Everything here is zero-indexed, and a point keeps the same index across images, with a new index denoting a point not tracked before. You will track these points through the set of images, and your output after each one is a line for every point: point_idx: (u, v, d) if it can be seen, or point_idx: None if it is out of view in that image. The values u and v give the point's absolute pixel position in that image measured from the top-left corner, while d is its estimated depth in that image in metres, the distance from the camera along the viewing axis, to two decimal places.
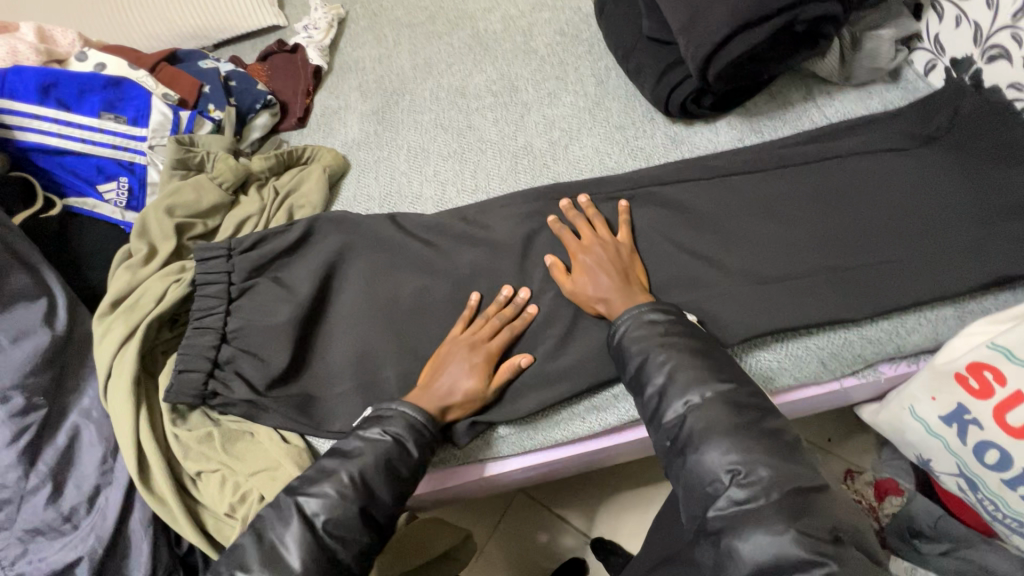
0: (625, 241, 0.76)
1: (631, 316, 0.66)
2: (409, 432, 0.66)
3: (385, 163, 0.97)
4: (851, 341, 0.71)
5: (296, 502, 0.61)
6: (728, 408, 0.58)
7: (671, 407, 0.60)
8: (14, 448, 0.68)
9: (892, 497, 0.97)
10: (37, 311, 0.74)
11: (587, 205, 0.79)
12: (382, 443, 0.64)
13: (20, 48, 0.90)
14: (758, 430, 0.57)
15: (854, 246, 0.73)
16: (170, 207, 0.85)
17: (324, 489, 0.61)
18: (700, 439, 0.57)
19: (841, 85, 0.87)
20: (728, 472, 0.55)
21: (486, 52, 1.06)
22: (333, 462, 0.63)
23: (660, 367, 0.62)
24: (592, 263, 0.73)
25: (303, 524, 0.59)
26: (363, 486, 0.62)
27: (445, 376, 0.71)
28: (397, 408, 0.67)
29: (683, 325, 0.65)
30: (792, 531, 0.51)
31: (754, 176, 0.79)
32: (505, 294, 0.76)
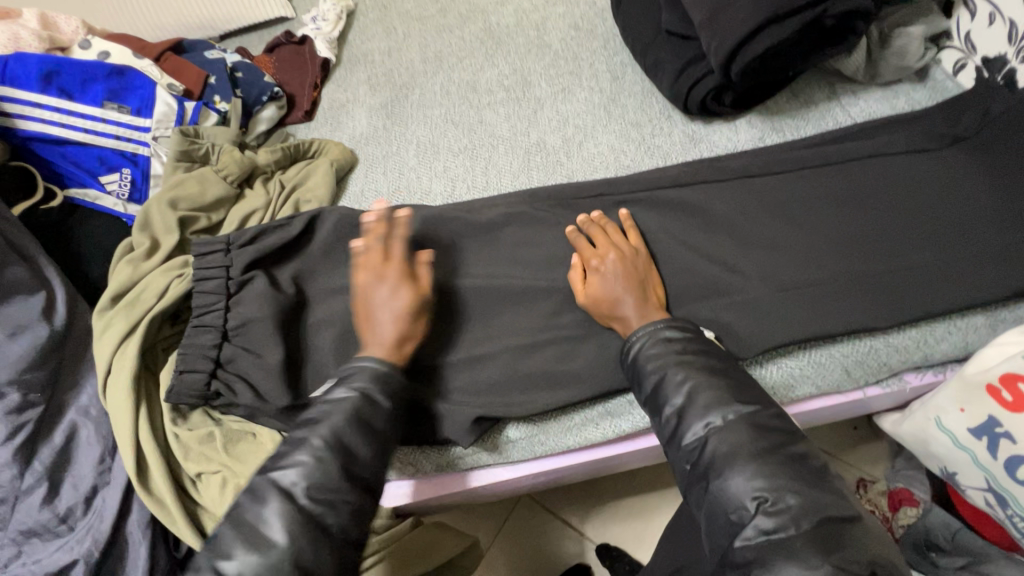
0: (642, 249, 0.73)
1: (647, 332, 0.64)
2: (375, 381, 0.60)
3: (394, 158, 0.95)
4: (877, 349, 0.69)
5: (269, 480, 0.53)
6: (752, 432, 0.56)
7: (691, 428, 0.58)
8: (9, 447, 0.66)
9: (906, 507, 0.96)
10: (34, 305, 0.72)
11: (600, 219, 0.75)
12: (348, 399, 0.58)
13: (22, 34, 0.88)
14: (785, 455, 0.54)
15: (880, 251, 0.70)
16: (173, 200, 0.82)
17: (298, 459, 0.54)
18: (723, 464, 0.55)
19: (866, 84, 0.84)
20: (755, 499, 0.52)
21: (498, 47, 1.03)
22: (301, 431, 0.56)
23: (678, 387, 0.60)
24: (607, 270, 0.70)
25: (286, 499, 0.52)
26: (340, 448, 0.55)
27: (375, 316, 0.66)
28: (355, 363, 0.61)
29: (701, 343, 0.64)
30: (828, 565, 0.47)
31: (774, 178, 0.77)
32: (371, 221, 0.73)
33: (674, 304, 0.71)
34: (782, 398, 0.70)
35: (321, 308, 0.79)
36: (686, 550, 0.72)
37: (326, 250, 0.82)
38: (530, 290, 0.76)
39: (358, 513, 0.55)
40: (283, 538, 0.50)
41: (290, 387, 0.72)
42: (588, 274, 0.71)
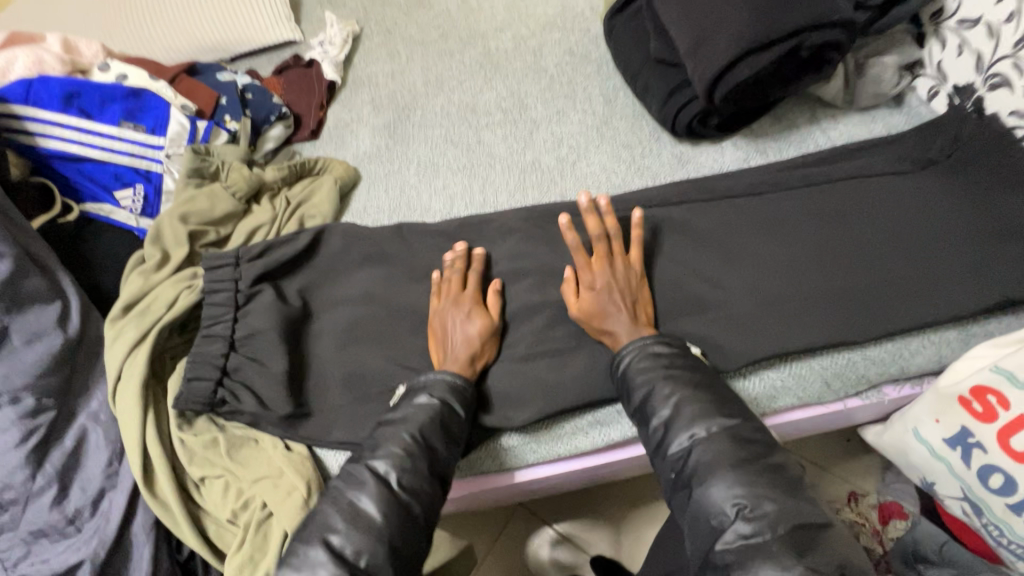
0: (636, 266, 0.75)
1: (636, 347, 0.67)
2: (452, 393, 0.68)
3: (396, 176, 0.99)
4: (855, 362, 0.72)
5: (365, 466, 0.62)
6: (733, 443, 0.59)
7: (676, 439, 0.61)
8: (22, 449, 0.69)
9: (896, 520, 0.97)
10: (50, 313, 0.75)
11: (605, 228, 0.76)
12: (431, 406, 0.66)
13: (46, 58, 0.93)
14: (761, 464, 0.57)
15: (857, 269, 0.74)
16: (184, 215, 0.86)
17: (390, 451, 0.63)
18: (705, 472, 0.58)
19: (845, 109, 0.88)
20: (734, 505, 0.55)
21: (497, 70, 1.08)
22: (388, 429, 0.65)
23: (665, 400, 0.63)
24: (600, 288, 0.72)
25: (379, 484, 0.60)
26: (424, 445, 0.64)
27: (450, 337, 0.74)
28: (433, 375, 0.69)
29: (687, 357, 0.67)
30: (801, 567, 0.50)
31: (757, 198, 0.81)
32: (450, 256, 0.80)
33: (661, 318, 0.75)
34: (764, 409, 0.72)
35: (324, 320, 0.83)
36: (675, 556, 0.74)
37: (330, 265, 0.86)
38: (524, 304, 0.79)
39: (355, 515, 0.58)
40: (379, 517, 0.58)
41: (292, 396, 0.76)
42: (580, 288, 0.74)
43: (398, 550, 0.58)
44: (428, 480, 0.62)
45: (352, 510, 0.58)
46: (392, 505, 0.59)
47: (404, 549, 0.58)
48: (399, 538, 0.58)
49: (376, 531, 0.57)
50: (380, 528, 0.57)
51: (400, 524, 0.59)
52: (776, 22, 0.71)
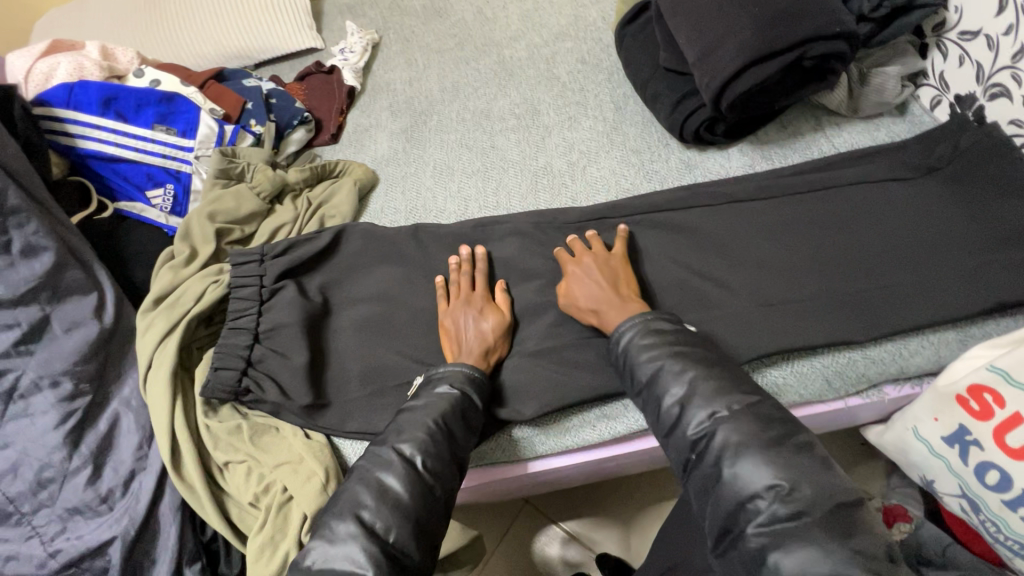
0: (618, 253, 0.80)
1: (638, 324, 0.70)
2: (470, 383, 0.71)
3: (412, 178, 1.03)
4: (855, 361, 0.74)
5: (392, 447, 0.64)
6: (756, 423, 0.60)
7: (694, 419, 0.62)
8: (61, 430, 0.73)
9: (901, 524, 0.96)
10: (88, 304, 0.80)
11: (593, 239, 0.82)
12: (452, 395, 0.69)
13: (85, 64, 0.98)
14: (790, 449, 0.58)
15: (858, 271, 0.76)
16: (212, 213, 0.91)
17: (414, 436, 0.64)
18: (735, 455, 0.58)
19: (850, 117, 0.90)
20: (770, 488, 0.55)
21: (511, 78, 1.12)
22: (411, 415, 0.67)
23: (677, 376, 0.65)
24: (581, 276, 0.77)
25: (404, 464, 0.62)
26: (446, 431, 0.66)
27: (462, 332, 0.77)
28: (451, 367, 0.72)
29: (688, 334, 0.69)
30: (845, 549, 0.51)
31: (762, 203, 0.83)
32: (455, 259, 0.84)
33: (668, 316, 0.77)
34: None
35: (344, 315, 0.87)
36: (679, 548, 0.76)
37: (350, 262, 0.90)
38: (535, 301, 0.82)
39: (382, 492, 0.61)
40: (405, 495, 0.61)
41: (312, 387, 0.79)
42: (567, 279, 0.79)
43: (422, 527, 0.61)
44: (450, 458, 0.65)
45: (379, 487, 0.61)
46: (418, 486, 0.62)
47: (432, 524, 0.62)
48: (423, 515, 0.61)
49: (403, 508, 0.60)
50: (407, 506, 0.60)
51: (423, 502, 0.61)
52: (780, 33, 0.74)
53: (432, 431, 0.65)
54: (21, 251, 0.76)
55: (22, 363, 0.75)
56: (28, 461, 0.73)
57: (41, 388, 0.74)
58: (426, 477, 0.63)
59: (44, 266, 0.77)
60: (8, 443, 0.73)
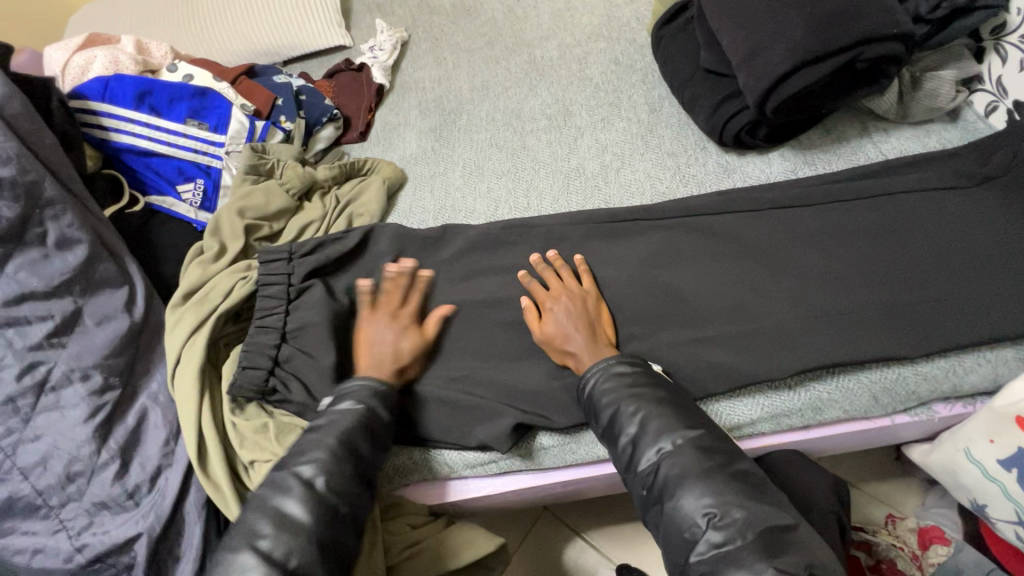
0: (591, 289, 0.78)
1: (599, 369, 0.68)
2: (376, 398, 0.69)
3: (441, 178, 1.02)
4: (905, 377, 0.71)
5: (291, 473, 0.62)
6: (699, 453, 0.60)
7: (644, 455, 0.62)
8: (91, 425, 0.72)
9: (938, 546, 0.93)
10: (120, 297, 0.80)
11: (556, 261, 0.81)
12: (356, 411, 0.67)
13: (121, 58, 0.98)
14: (728, 475, 0.59)
15: (909, 283, 0.73)
16: (242, 209, 0.90)
17: (314, 456, 0.63)
18: (675, 485, 0.59)
19: (898, 123, 0.87)
20: (704, 515, 0.57)
21: (543, 78, 1.10)
22: (314, 435, 0.65)
23: (631, 417, 0.64)
24: (559, 314, 0.74)
25: (304, 488, 0.61)
26: (346, 447, 0.64)
27: (377, 345, 0.75)
28: (361, 380, 0.70)
29: (648, 374, 0.67)
30: (770, 568, 0.52)
31: (805, 210, 0.80)
32: (394, 269, 0.81)
33: (704, 325, 0.75)
34: (810, 420, 0.72)
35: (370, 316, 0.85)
36: None
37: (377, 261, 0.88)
38: None
39: None
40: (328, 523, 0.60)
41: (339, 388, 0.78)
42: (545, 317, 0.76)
43: None
44: (349, 475, 0.63)
45: None
46: (316, 508, 0.60)
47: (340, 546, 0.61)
48: (327, 537, 0.60)
49: None
50: None
51: None
52: (832, 34, 0.71)
53: (332, 448, 0.64)
54: (55, 243, 0.76)
55: (54, 355, 0.73)
56: (57, 454, 0.71)
57: (72, 381, 0.73)
58: (323, 501, 0.61)
59: (77, 259, 0.77)
60: (36, 437, 0.71)
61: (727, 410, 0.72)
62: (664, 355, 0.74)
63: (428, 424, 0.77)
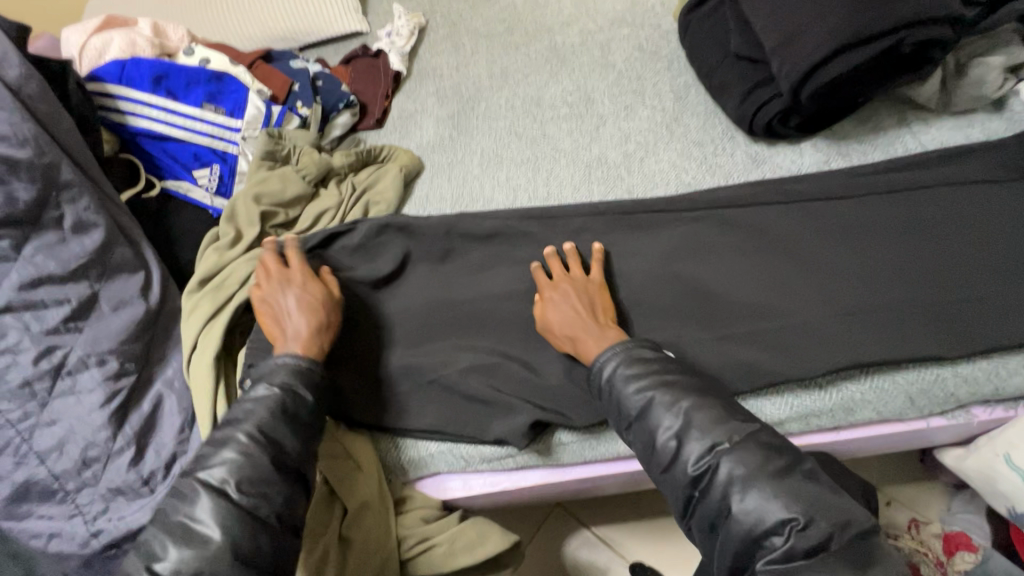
0: (596, 278, 0.75)
1: (621, 354, 0.65)
2: (295, 376, 0.66)
3: (459, 166, 0.99)
4: (944, 378, 0.68)
5: (197, 480, 0.58)
6: (760, 451, 0.56)
7: (694, 453, 0.58)
8: (107, 410, 0.72)
9: (964, 553, 0.88)
10: (135, 283, 0.80)
11: (568, 253, 0.77)
12: (271, 395, 0.63)
13: (138, 41, 0.97)
14: (798, 476, 0.55)
15: (949, 281, 0.70)
16: (258, 195, 0.89)
17: (224, 456, 0.59)
18: (743, 488, 0.54)
19: (938, 113, 0.83)
20: (785, 522, 0.52)
21: (563, 65, 1.07)
22: (224, 432, 0.61)
23: (669, 408, 0.60)
24: (557, 300, 0.72)
25: (215, 496, 0.57)
26: (268, 441, 0.61)
27: (287, 321, 0.71)
28: (276, 362, 0.67)
29: (675, 362, 0.65)
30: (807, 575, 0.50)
31: (839, 203, 0.77)
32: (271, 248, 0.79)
33: (732, 321, 0.72)
34: (841, 421, 0.70)
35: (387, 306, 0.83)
36: None
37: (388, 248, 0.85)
38: None
39: None
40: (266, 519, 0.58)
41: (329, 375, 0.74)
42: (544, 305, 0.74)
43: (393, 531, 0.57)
44: (271, 475, 0.59)
45: None
46: (235, 515, 0.56)
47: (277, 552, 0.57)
48: (247, 546, 0.56)
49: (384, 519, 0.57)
50: None
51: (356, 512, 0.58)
52: (878, 16, 0.67)
53: (248, 447, 0.60)
54: (72, 227, 0.75)
55: (71, 341, 0.73)
56: (74, 440, 0.70)
57: (88, 366, 0.73)
58: (241, 507, 0.57)
59: (95, 243, 0.76)
60: (52, 422, 0.71)
61: (756, 408, 0.70)
62: (691, 351, 0.71)
63: (443, 417, 0.75)
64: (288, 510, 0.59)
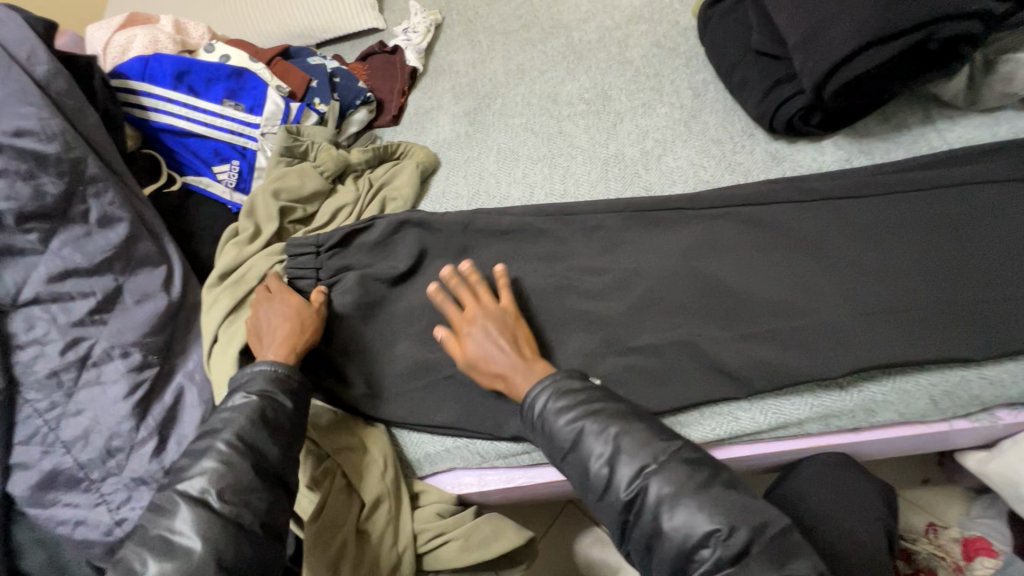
0: (508, 307, 0.73)
1: (549, 387, 0.65)
2: (273, 384, 0.66)
3: (475, 163, 0.99)
4: (969, 380, 0.67)
5: (177, 494, 0.60)
6: (685, 467, 0.58)
7: (625, 478, 0.59)
8: (130, 401, 0.73)
9: (984, 557, 0.89)
10: (157, 276, 0.81)
11: (470, 276, 0.75)
12: (248, 405, 0.64)
13: (160, 38, 0.98)
14: (720, 485, 0.57)
15: (974, 282, 0.69)
16: (277, 191, 0.89)
17: (204, 466, 0.60)
18: (669, 505, 0.57)
19: (966, 110, 0.82)
20: (710, 534, 0.55)
21: (580, 61, 1.07)
22: (203, 442, 0.62)
23: (599, 437, 0.61)
24: (478, 336, 0.70)
25: (195, 507, 0.58)
26: (247, 448, 0.62)
27: (268, 331, 0.73)
28: (253, 369, 0.67)
29: (600, 389, 0.65)
30: None
31: (862, 201, 0.76)
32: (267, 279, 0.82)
33: (750, 320, 0.72)
34: (862, 422, 0.69)
35: (403, 302, 0.83)
36: None
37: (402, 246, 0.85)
38: (602, 291, 0.77)
39: None
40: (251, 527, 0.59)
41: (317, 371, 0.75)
42: (463, 342, 0.71)
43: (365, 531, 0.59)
44: (252, 483, 0.60)
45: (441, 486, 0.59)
46: (218, 523, 0.58)
47: (262, 558, 0.59)
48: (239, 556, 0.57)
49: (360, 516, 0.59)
50: None
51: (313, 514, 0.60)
52: (904, 12, 0.66)
53: (227, 455, 0.61)
54: (98, 220, 0.76)
55: (96, 332, 0.74)
56: (99, 429, 0.72)
57: (112, 357, 0.74)
58: (222, 515, 0.58)
59: (119, 236, 0.77)
60: (77, 412, 0.72)
61: (775, 408, 0.70)
62: (707, 351, 0.71)
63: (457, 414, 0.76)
64: (270, 517, 0.61)
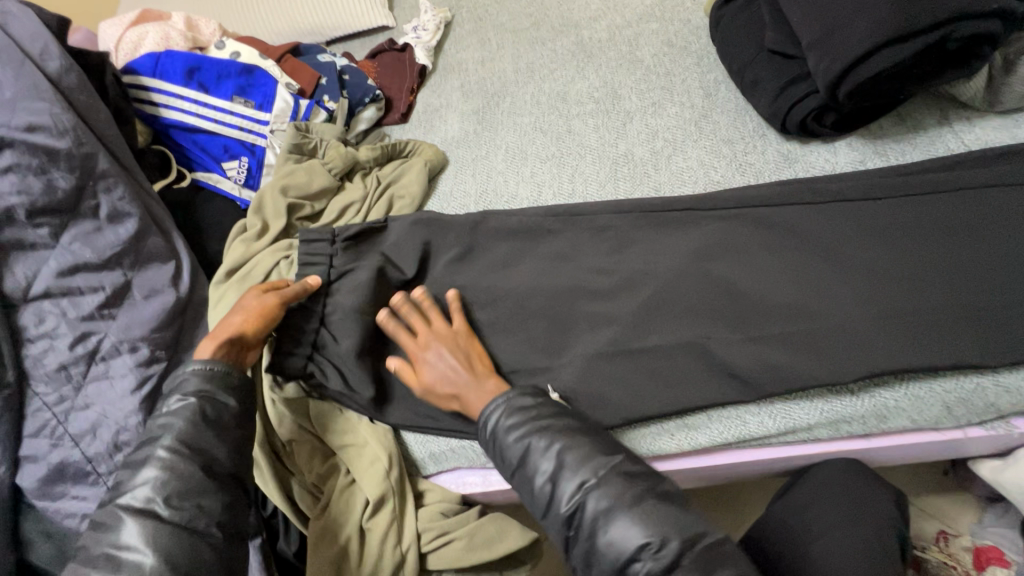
0: (461, 327, 0.75)
1: (500, 405, 0.65)
2: (211, 384, 0.63)
3: (482, 162, 0.99)
4: (985, 388, 0.66)
5: (117, 508, 0.56)
6: (624, 481, 0.58)
7: (565, 493, 0.59)
8: (139, 395, 0.74)
9: (996, 567, 0.86)
10: (166, 272, 0.81)
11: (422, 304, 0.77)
12: (185, 407, 0.61)
13: (172, 35, 0.99)
14: (652, 497, 0.57)
15: (988, 286, 0.67)
16: (284, 187, 0.89)
17: (146, 476, 0.57)
18: (602, 518, 0.56)
19: (983, 112, 0.80)
20: (642, 548, 0.55)
21: (591, 60, 1.06)
22: (144, 450, 0.59)
23: (545, 453, 0.61)
24: (433, 360, 0.72)
25: (139, 517, 0.55)
26: (191, 453, 0.59)
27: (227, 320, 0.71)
28: (185, 371, 0.64)
29: (554, 404, 0.65)
30: None
31: (880, 203, 0.74)
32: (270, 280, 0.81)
33: (758, 323, 0.71)
34: (872, 428, 0.68)
35: None
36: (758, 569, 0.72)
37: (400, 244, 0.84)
38: (608, 291, 0.77)
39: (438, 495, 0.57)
40: (213, 531, 0.57)
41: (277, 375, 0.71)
42: (417, 367, 0.73)
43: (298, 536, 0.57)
44: (203, 486, 0.58)
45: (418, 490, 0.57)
46: (169, 531, 0.55)
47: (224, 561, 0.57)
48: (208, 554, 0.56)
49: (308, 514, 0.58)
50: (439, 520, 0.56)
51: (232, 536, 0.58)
52: (921, 11, 0.65)
53: (170, 461, 0.58)
54: (108, 216, 0.77)
55: (106, 326, 0.75)
56: (107, 423, 0.72)
57: (121, 352, 0.75)
58: (171, 521, 0.55)
59: (129, 232, 0.78)
60: (87, 406, 0.73)
61: (784, 411, 0.69)
62: (715, 353, 0.70)
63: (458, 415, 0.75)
64: (227, 518, 0.59)
